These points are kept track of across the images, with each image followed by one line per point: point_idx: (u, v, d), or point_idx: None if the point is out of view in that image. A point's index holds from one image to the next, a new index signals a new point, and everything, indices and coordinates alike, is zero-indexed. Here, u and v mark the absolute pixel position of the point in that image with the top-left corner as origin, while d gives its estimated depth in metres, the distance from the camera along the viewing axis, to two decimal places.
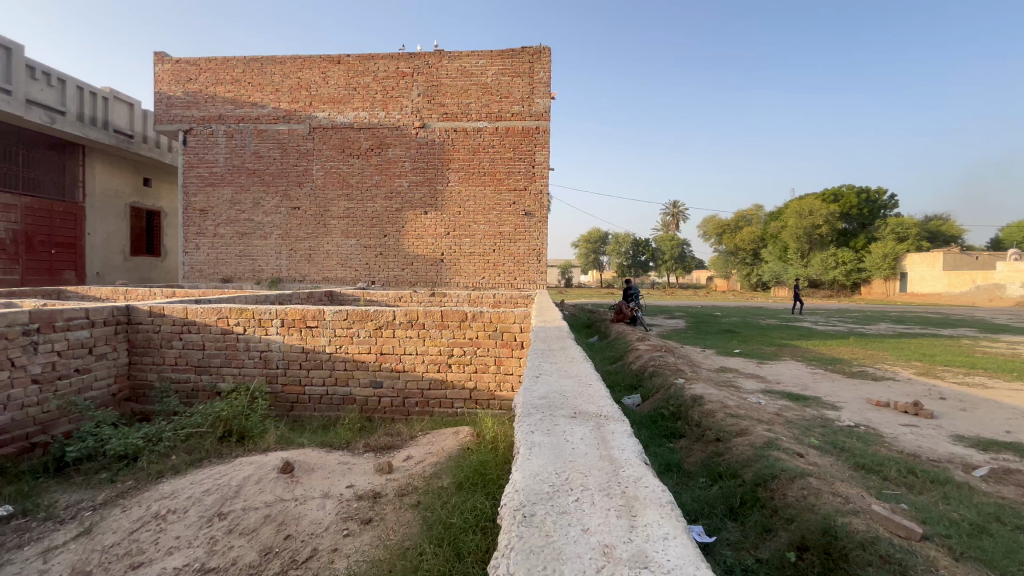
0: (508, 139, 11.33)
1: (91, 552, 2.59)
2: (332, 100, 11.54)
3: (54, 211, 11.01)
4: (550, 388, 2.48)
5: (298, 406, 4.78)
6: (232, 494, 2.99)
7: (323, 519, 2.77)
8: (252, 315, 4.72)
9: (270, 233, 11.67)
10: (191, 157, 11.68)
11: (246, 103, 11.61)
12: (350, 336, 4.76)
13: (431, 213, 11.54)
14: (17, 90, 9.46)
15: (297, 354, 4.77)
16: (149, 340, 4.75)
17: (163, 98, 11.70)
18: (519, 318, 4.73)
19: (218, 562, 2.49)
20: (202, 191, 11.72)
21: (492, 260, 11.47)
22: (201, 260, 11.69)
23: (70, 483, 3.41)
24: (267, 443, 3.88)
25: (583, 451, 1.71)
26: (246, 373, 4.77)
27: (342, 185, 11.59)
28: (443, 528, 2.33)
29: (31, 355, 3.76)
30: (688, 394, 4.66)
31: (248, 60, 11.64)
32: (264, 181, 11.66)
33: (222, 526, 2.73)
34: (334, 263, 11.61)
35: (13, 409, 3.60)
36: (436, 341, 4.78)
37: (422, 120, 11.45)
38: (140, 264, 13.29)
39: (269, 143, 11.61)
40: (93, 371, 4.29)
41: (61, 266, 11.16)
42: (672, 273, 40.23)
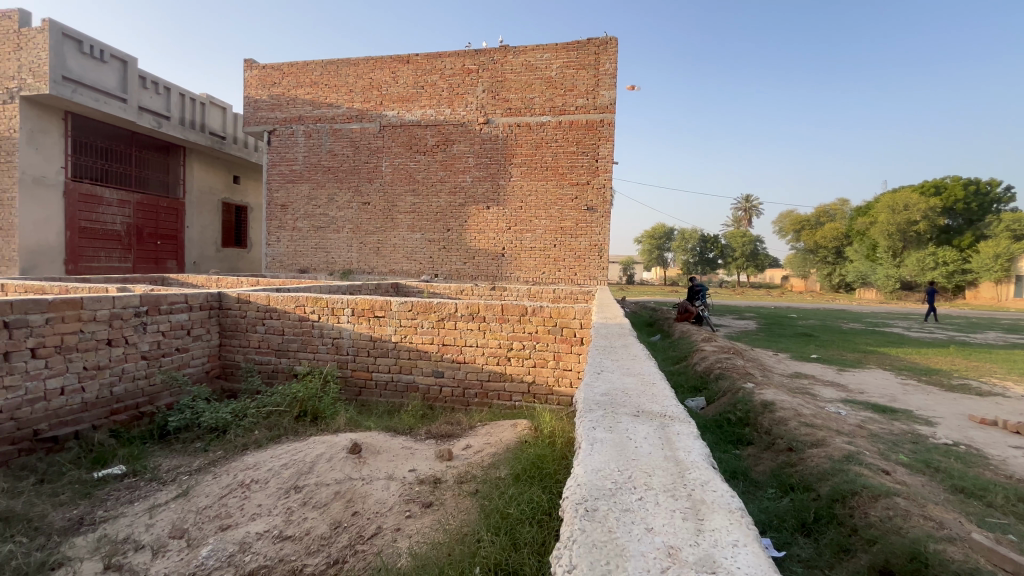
0: (572, 133, 11.20)
1: (188, 512, 2.88)
2: (401, 99, 11.96)
3: (160, 206, 12.26)
4: (612, 385, 2.43)
5: (365, 391, 5.03)
6: (307, 469, 3.20)
7: (387, 500, 2.90)
8: (326, 304, 5.01)
9: (342, 226, 12.33)
10: (275, 156, 12.58)
11: (323, 104, 12.30)
12: (415, 327, 4.94)
13: (493, 208, 11.67)
14: (132, 98, 10.69)
15: (366, 342, 5.02)
16: (236, 324, 5.18)
17: (251, 101, 12.67)
18: (580, 314, 4.67)
19: (294, 530, 2.67)
20: (283, 188, 12.60)
21: (553, 255, 11.42)
22: (282, 252, 12.61)
23: (171, 449, 3.81)
24: (338, 424, 4.12)
25: (647, 450, 1.66)
26: (320, 358, 5.07)
27: (409, 181, 12.00)
28: (500, 517, 2.37)
29: (141, 334, 4.23)
30: (759, 400, 4.40)
31: (325, 63, 12.30)
32: (338, 177, 12.33)
33: (298, 498, 2.94)
34: (400, 256, 12.08)
35: (126, 381, 4.08)
36: (496, 334, 4.84)
37: (486, 116, 11.58)
38: (229, 254, 14.53)
39: (343, 141, 12.25)
40: (190, 351, 4.76)
41: (164, 256, 12.43)
42: (743, 271, 38.06)
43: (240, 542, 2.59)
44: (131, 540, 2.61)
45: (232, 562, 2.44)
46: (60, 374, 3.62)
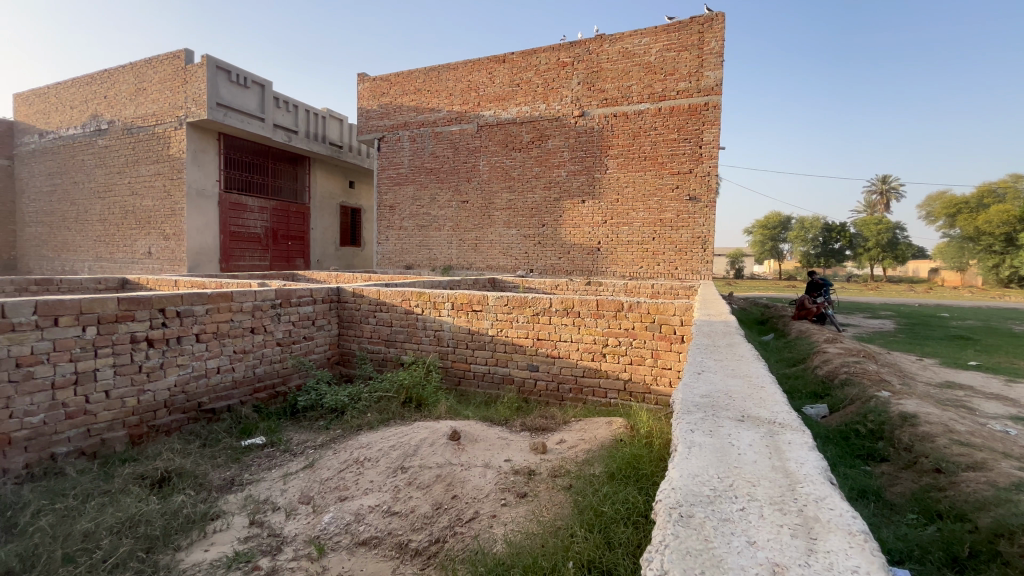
0: (673, 119, 10.64)
1: (313, 482, 3.25)
2: (497, 98, 12.25)
3: (291, 211, 13.91)
4: (714, 387, 2.27)
5: (464, 382, 5.26)
6: (412, 452, 3.44)
7: (484, 487, 3.03)
8: (428, 298, 5.32)
9: (443, 225, 12.97)
10: (384, 161, 13.60)
11: (426, 109, 13.03)
12: (510, 321, 5.06)
13: (588, 202, 11.50)
14: (268, 117, 12.21)
15: (465, 334, 5.25)
16: (352, 316, 5.69)
17: (364, 112, 13.82)
18: (680, 310, 4.45)
19: (400, 507, 2.89)
20: (391, 190, 13.57)
21: (651, 249, 10.99)
22: (390, 249, 13.63)
23: (300, 425, 4.33)
24: (439, 411, 4.37)
25: (752, 459, 1.54)
26: (423, 349, 5.41)
27: (505, 178, 12.27)
28: (594, 515, 2.35)
29: (276, 323, 4.84)
30: (896, 412, 3.84)
31: (427, 70, 12.98)
32: (439, 178, 12.98)
33: (404, 478, 3.17)
34: (497, 251, 12.42)
35: (265, 363, 4.71)
36: (591, 330, 4.79)
37: (581, 108, 11.43)
38: (346, 253, 16.09)
39: (444, 144, 12.87)
40: (314, 339, 5.34)
41: (294, 255, 14.09)
42: (878, 263, 33.28)
43: (355, 513, 2.86)
44: (269, 502, 3.02)
45: (349, 531, 2.71)
46: (216, 356, 4.29)
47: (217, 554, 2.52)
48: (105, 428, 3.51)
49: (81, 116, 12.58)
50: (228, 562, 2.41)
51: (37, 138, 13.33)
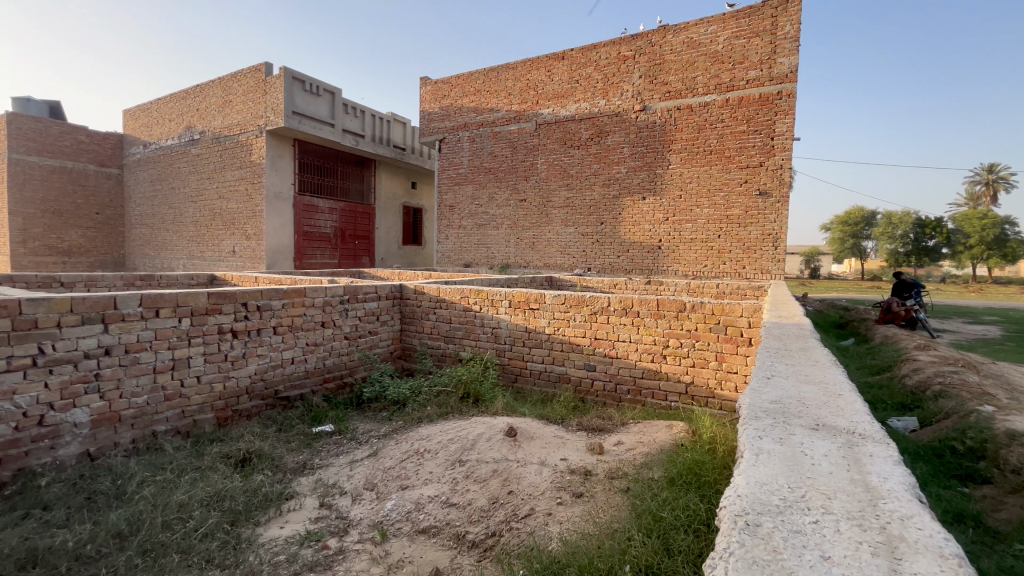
0: (742, 110, 10.10)
1: (377, 470, 3.41)
2: (556, 96, 12.19)
3: (358, 211, 14.62)
4: (785, 393, 2.14)
5: (520, 379, 5.30)
6: (469, 446, 3.51)
7: (540, 484, 3.04)
8: (486, 295, 5.41)
9: (501, 223, 13.12)
10: (445, 161, 13.95)
11: (485, 110, 13.22)
12: (567, 319, 5.04)
13: (649, 198, 11.19)
14: (338, 123, 12.91)
15: (522, 332, 5.28)
16: (414, 312, 5.89)
17: (426, 115, 14.24)
18: (748, 311, 4.22)
19: (458, 499, 2.96)
20: (451, 190, 13.90)
21: (716, 247, 10.52)
22: (450, 248, 13.97)
23: (365, 416, 4.56)
24: (496, 407, 4.44)
25: (826, 470, 1.44)
26: (481, 346, 5.50)
27: (563, 176, 12.20)
28: (652, 519, 2.30)
29: (344, 317, 5.11)
30: (1002, 430, 3.43)
31: (487, 71, 13.15)
32: (497, 177, 13.13)
33: (462, 470, 3.25)
34: (554, 250, 12.39)
35: (334, 355, 5.00)
36: (651, 331, 4.66)
37: (642, 102, 11.13)
38: (408, 252, 16.68)
39: (502, 143, 13.00)
40: (379, 333, 5.60)
41: (361, 253, 14.81)
42: (982, 262, 29.75)
43: (416, 501, 2.97)
44: (338, 486, 3.20)
45: (410, 518, 2.82)
46: (291, 347, 4.60)
47: (291, 531, 2.71)
48: (196, 410, 3.89)
49: (177, 127, 13.92)
50: (301, 540, 2.59)
51: (142, 149, 14.91)
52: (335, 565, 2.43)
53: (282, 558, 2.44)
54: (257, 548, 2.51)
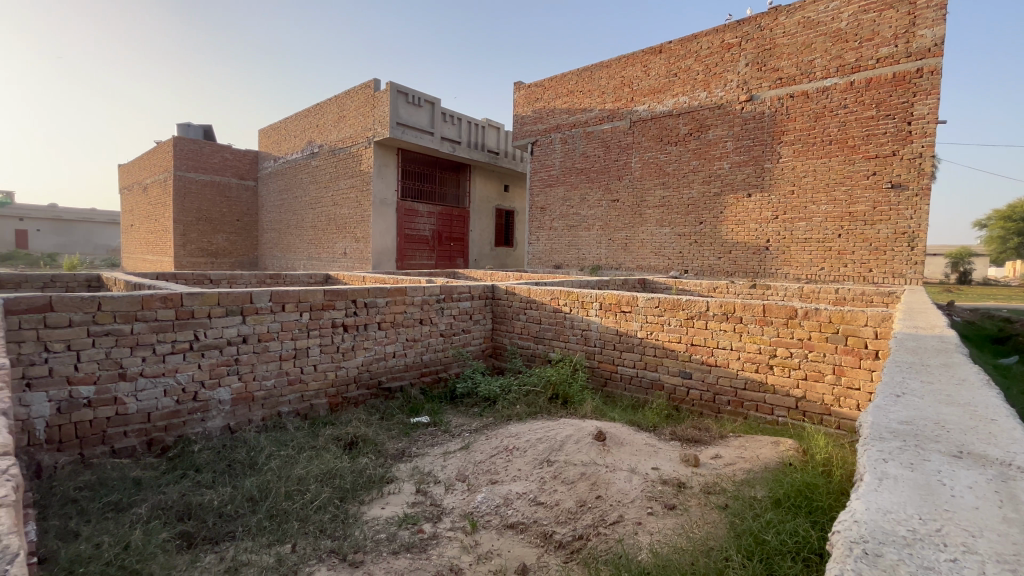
0: (871, 93, 8.98)
1: (469, 462, 3.56)
2: (652, 91, 11.76)
3: (454, 215, 15.32)
4: (918, 414, 1.87)
5: (610, 383, 5.18)
6: (558, 447, 3.52)
7: (629, 492, 2.96)
8: (577, 297, 5.38)
9: (593, 224, 12.96)
10: (537, 164, 14.10)
11: (578, 110, 13.14)
12: (661, 324, 4.85)
13: (755, 195, 10.36)
14: (437, 131, 13.66)
15: (613, 336, 5.18)
16: (505, 312, 6.02)
17: (519, 119, 14.49)
18: (874, 319, 3.75)
19: (546, 499, 2.98)
20: (543, 191, 14.01)
21: (835, 248, 9.47)
22: (541, 250, 14.08)
23: (458, 410, 4.77)
24: (586, 410, 4.40)
25: (972, 503, 1.24)
26: (570, 347, 5.48)
27: (659, 174, 11.74)
28: (754, 541, 2.19)
29: (440, 315, 5.39)
30: None
31: (580, 71, 13.06)
32: (590, 178, 12.98)
33: (550, 470, 3.26)
34: (648, 251, 11.97)
35: (430, 351, 5.29)
36: (756, 339, 4.32)
37: (749, 92, 10.34)
38: (500, 253, 17.13)
39: (595, 143, 12.84)
40: (472, 332, 5.81)
41: (456, 255, 15.50)
42: None
43: (505, 496, 3.05)
44: (432, 474, 3.39)
45: (499, 512, 2.91)
46: (393, 342, 4.96)
47: (391, 512, 2.93)
48: (313, 395, 4.35)
49: (301, 143, 15.61)
50: (400, 521, 2.79)
51: (272, 163, 16.94)
52: (430, 548, 2.58)
53: (384, 537, 2.65)
54: (362, 524, 2.74)
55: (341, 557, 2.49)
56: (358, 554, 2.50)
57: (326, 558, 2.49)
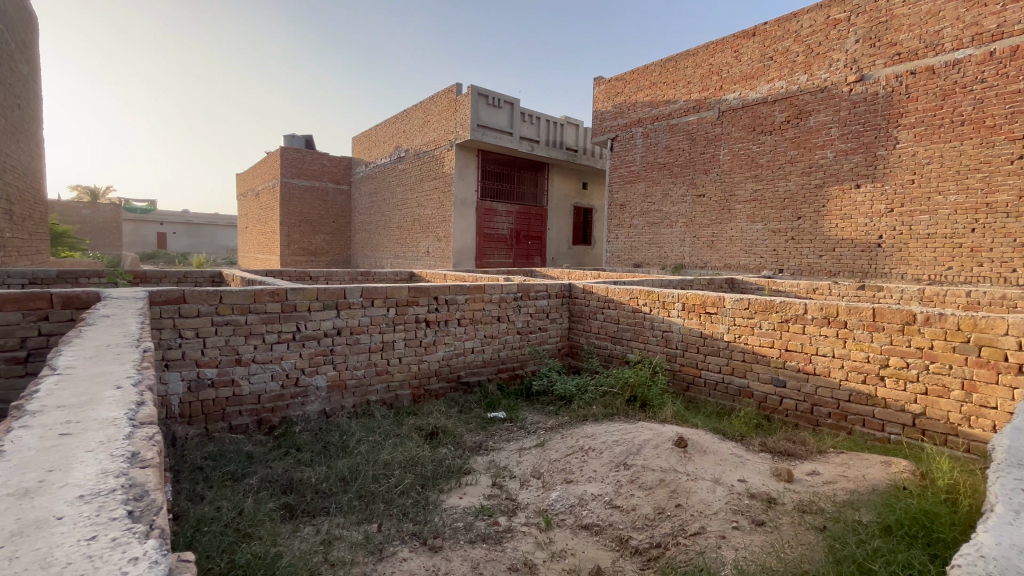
0: (1016, 63, 7.70)
1: (544, 460, 3.58)
2: (745, 78, 10.99)
3: (532, 214, 15.44)
4: None
5: (693, 388, 4.94)
6: (635, 450, 3.42)
7: (712, 503, 2.82)
8: (657, 297, 5.20)
9: (676, 221, 12.39)
10: (617, 160, 13.75)
11: (661, 102, 12.63)
12: (751, 327, 4.54)
13: (865, 186, 9.32)
14: (516, 130, 13.81)
15: (696, 338, 4.93)
16: (582, 311, 5.95)
17: (598, 114, 14.21)
18: (1016, 327, 3.23)
19: (622, 503, 2.92)
20: (623, 188, 13.64)
21: (967, 245, 8.24)
22: (620, 248, 13.73)
23: (534, 407, 4.82)
24: (665, 415, 4.23)
25: None
26: (650, 349, 5.30)
27: (750, 167, 10.97)
28: (857, 570, 2.06)
29: (517, 313, 5.47)
30: None
31: (664, 62, 12.54)
32: (673, 173, 12.44)
33: (626, 474, 3.18)
34: (738, 249, 11.24)
35: (507, 348, 5.39)
36: (864, 346, 3.90)
37: (859, 71, 9.30)
38: (578, 252, 16.97)
39: (679, 136, 12.26)
40: (548, 330, 5.83)
41: (533, 253, 15.62)
42: None
43: (580, 496, 3.03)
44: (508, 469, 3.46)
45: (573, 512, 2.90)
46: (472, 338, 5.11)
47: (469, 502, 3.03)
48: (398, 386, 4.61)
49: (389, 148, 16.57)
50: (477, 512, 2.88)
51: (364, 168, 18.14)
52: (505, 541, 2.64)
53: (461, 525, 2.75)
54: (441, 512, 2.86)
55: (421, 541, 2.62)
56: (437, 539, 2.62)
57: (408, 539, 2.64)
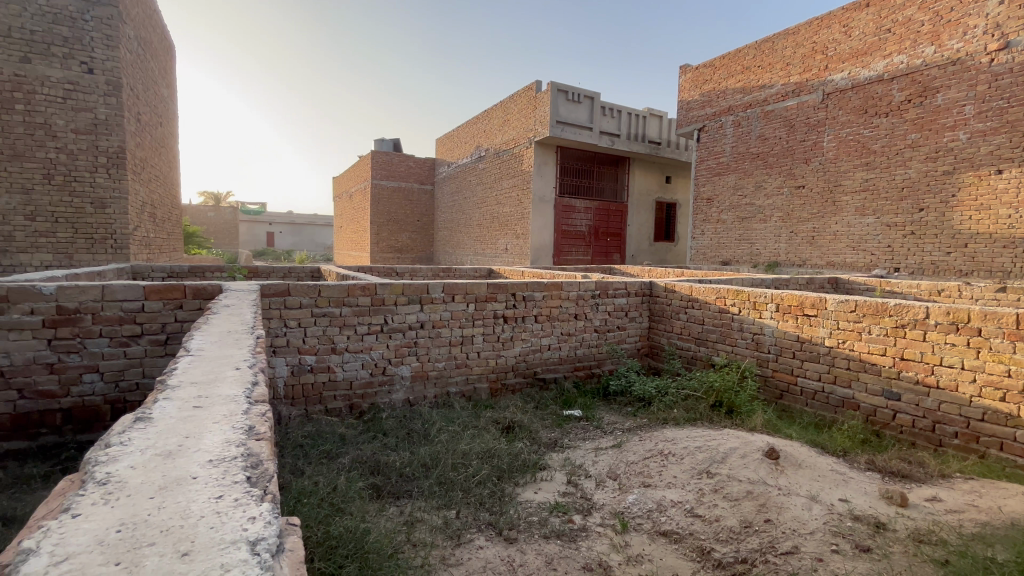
0: None
1: (621, 461, 3.50)
2: (855, 55, 9.89)
3: (611, 209, 15.13)
4: None
5: (787, 397, 4.56)
6: (719, 459, 3.24)
7: (807, 521, 2.60)
8: (747, 297, 4.88)
9: (771, 215, 11.50)
10: (704, 151, 13.02)
11: (755, 88, 11.74)
12: (858, 332, 4.11)
13: (1008, 172, 8.01)
14: (595, 125, 13.57)
15: (792, 342, 4.55)
16: (663, 311, 5.73)
17: (684, 104, 13.53)
18: None
19: (704, 512, 2.78)
20: (710, 181, 12.88)
21: None
22: (706, 244, 13.00)
23: (611, 407, 4.73)
24: (755, 423, 3.95)
25: None
26: (738, 352, 4.98)
27: (861, 154, 9.88)
28: None
29: (594, 311, 5.39)
30: None
31: (759, 43, 11.63)
32: (768, 163, 11.54)
33: (709, 483, 3.02)
34: (844, 245, 10.19)
35: (584, 346, 5.34)
36: (1002, 358, 3.36)
37: (1003, 38, 7.97)
38: (660, 248, 16.33)
39: (775, 123, 11.33)
40: (627, 329, 5.68)
41: (612, 250, 15.31)
42: None
43: (658, 502, 2.93)
44: (583, 468, 3.43)
45: (651, 517, 2.81)
46: (549, 335, 5.13)
47: (543, 498, 3.06)
48: (477, 379, 4.75)
49: (470, 148, 17.05)
50: (551, 508, 2.89)
51: (447, 168, 18.83)
52: (579, 539, 2.63)
53: (535, 520, 2.78)
54: (516, 504, 2.91)
55: (497, 531, 2.69)
56: (512, 531, 2.68)
57: (484, 528, 2.72)
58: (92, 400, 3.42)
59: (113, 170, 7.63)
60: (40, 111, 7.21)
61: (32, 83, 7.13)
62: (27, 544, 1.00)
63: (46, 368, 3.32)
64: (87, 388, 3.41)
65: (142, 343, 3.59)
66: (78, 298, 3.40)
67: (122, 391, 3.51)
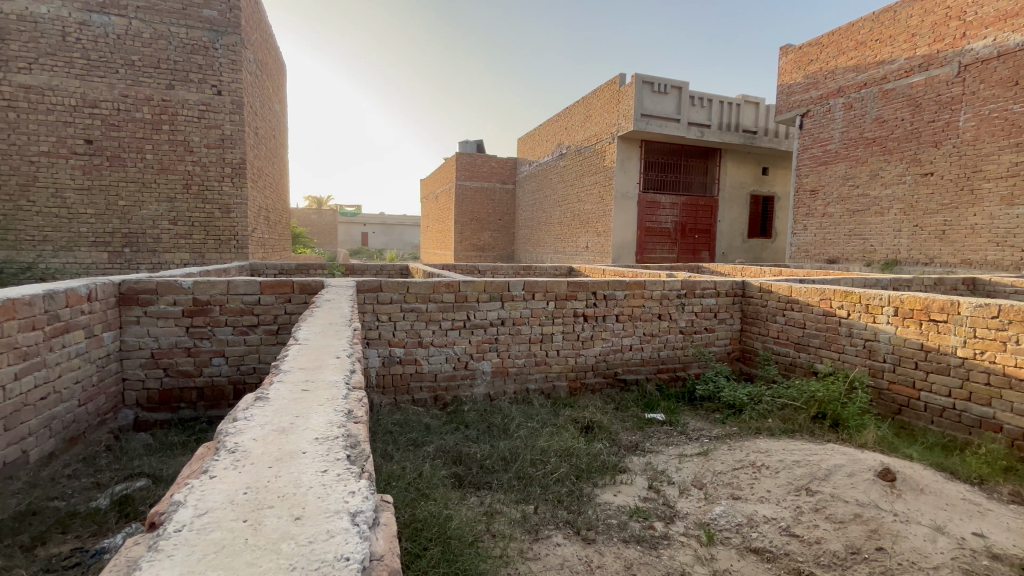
0: None
1: (707, 470, 3.33)
2: (1002, 18, 8.46)
3: (699, 205, 14.36)
4: None
5: (907, 412, 4.05)
6: (821, 476, 2.96)
7: (930, 555, 2.31)
8: (858, 299, 4.41)
9: (889, 207, 10.25)
10: (808, 139, 11.89)
11: (872, 65, 10.50)
12: (1002, 341, 3.54)
13: None
14: (683, 116, 12.93)
15: (914, 351, 4.03)
16: (758, 312, 5.34)
17: (785, 88, 12.45)
18: None
19: (802, 532, 2.56)
20: (815, 171, 11.76)
21: None
22: (809, 240, 11.90)
23: (697, 413, 4.50)
24: (865, 439, 3.55)
25: None
26: (846, 360, 4.51)
27: (1008, 133, 8.46)
28: None
29: (680, 311, 5.17)
30: None
31: (877, 14, 10.36)
32: (887, 149, 10.27)
33: (809, 502, 2.77)
34: (984, 240, 8.83)
35: (668, 348, 5.14)
36: None
37: None
38: (755, 245, 15.20)
39: (896, 103, 10.05)
40: (717, 331, 5.38)
41: (700, 248, 14.55)
42: None
43: (749, 517, 2.75)
44: (666, 474, 3.32)
45: (741, 532, 2.64)
46: (631, 335, 5.01)
47: (623, 501, 3.00)
48: (556, 376, 4.77)
49: (551, 146, 17.06)
50: (631, 512, 2.83)
51: (528, 167, 18.99)
52: (661, 547, 2.55)
53: (614, 523, 2.74)
54: (594, 505, 2.89)
55: (575, 530, 2.69)
56: (591, 531, 2.66)
57: (562, 526, 2.73)
58: (219, 380, 3.94)
59: (236, 179, 8.67)
60: (182, 130, 8.36)
61: (175, 106, 8.29)
62: (178, 498, 1.19)
63: (185, 351, 3.88)
64: (215, 369, 3.93)
65: (258, 332, 4.04)
66: (210, 291, 3.91)
67: (242, 373, 3.99)
